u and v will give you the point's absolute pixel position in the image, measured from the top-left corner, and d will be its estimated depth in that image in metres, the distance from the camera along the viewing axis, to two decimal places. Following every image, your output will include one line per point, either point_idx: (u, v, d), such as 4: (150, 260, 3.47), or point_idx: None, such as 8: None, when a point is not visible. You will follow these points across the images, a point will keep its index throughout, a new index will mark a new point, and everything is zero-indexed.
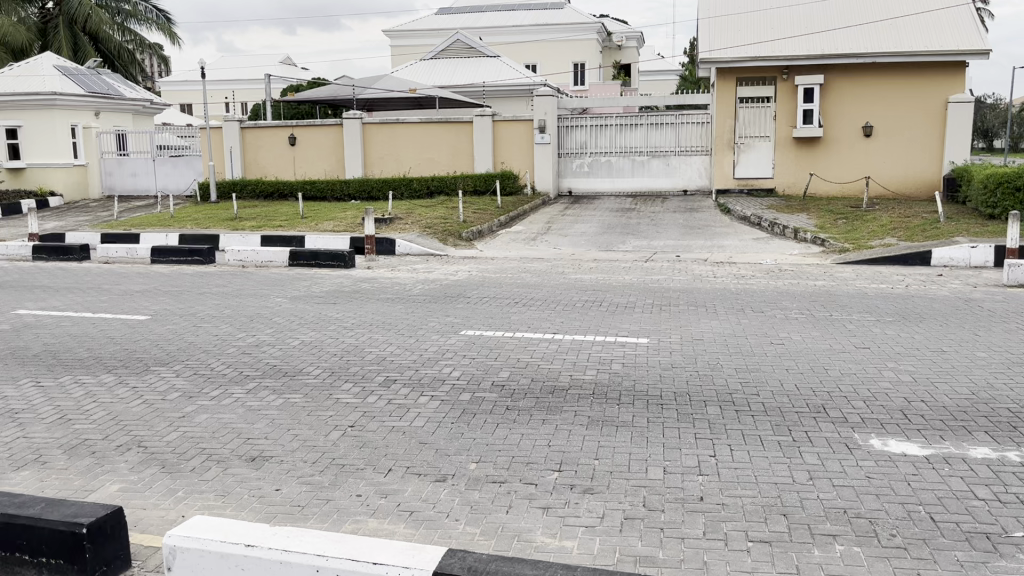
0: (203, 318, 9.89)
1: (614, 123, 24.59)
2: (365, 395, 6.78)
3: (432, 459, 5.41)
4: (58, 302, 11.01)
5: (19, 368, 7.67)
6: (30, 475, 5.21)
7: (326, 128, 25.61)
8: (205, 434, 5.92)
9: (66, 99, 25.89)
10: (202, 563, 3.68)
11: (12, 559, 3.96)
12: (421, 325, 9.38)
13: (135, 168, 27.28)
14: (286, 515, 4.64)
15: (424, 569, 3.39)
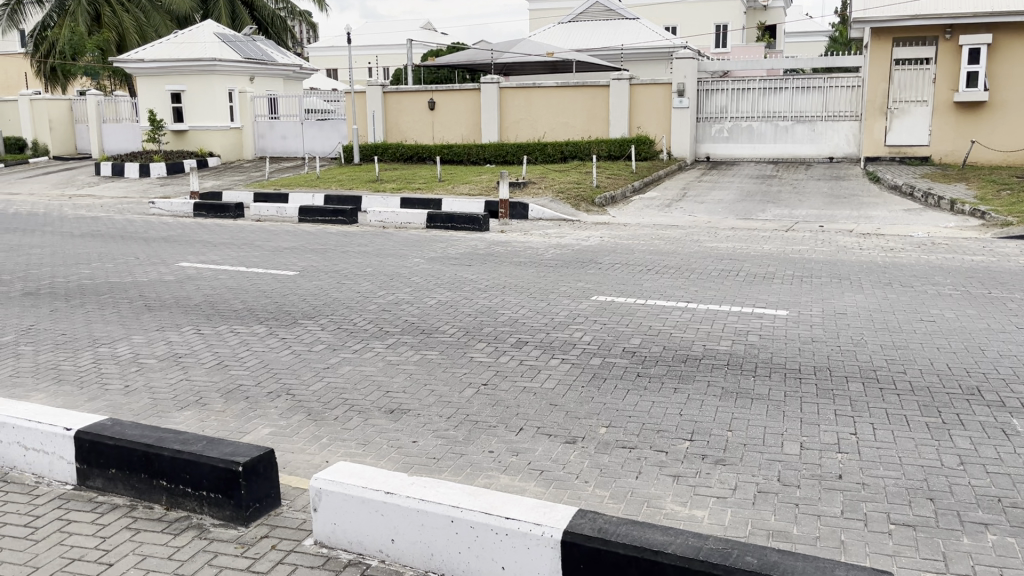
0: (346, 275, 10.31)
1: (757, 87, 23.69)
2: (498, 355, 6.92)
3: (562, 420, 5.48)
4: (216, 256, 11.75)
5: (182, 316, 8.28)
6: (192, 415, 5.63)
7: (463, 93, 25.97)
8: (347, 385, 6.23)
9: (225, 65, 27.27)
10: (345, 507, 3.88)
11: (175, 490, 4.32)
12: (553, 289, 9.43)
13: (285, 131, 28.55)
14: (422, 466, 4.83)
15: (554, 528, 3.46)
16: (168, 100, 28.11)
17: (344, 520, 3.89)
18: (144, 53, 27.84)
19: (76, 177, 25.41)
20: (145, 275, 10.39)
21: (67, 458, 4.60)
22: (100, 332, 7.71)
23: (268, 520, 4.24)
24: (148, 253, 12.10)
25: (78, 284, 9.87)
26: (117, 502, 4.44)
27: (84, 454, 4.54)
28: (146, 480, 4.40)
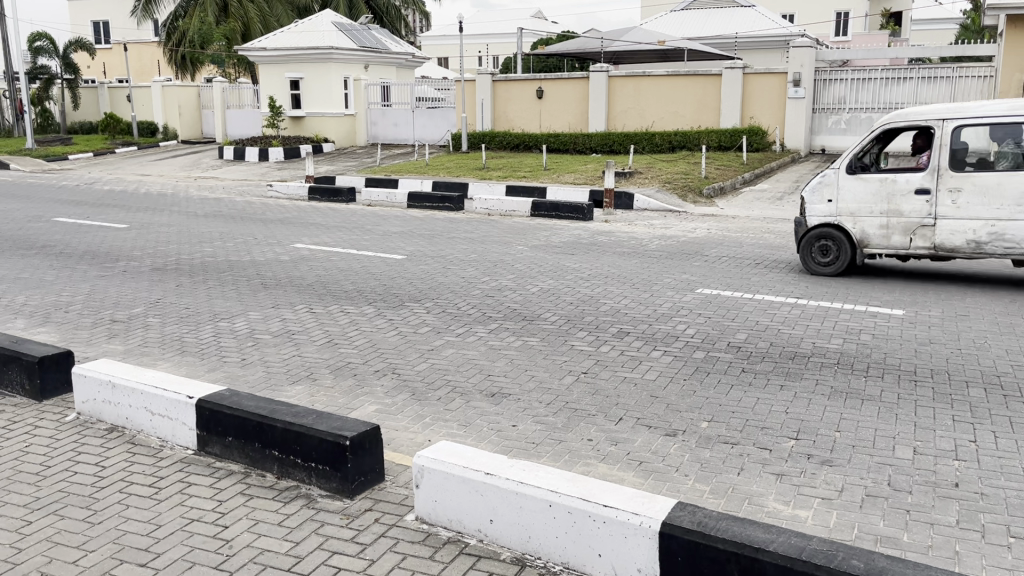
0: (452, 260, 10.47)
1: (878, 77, 22.69)
2: (600, 344, 6.90)
3: (663, 412, 5.42)
4: (329, 239, 12.14)
5: (296, 294, 8.62)
6: (303, 390, 5.87)
7: (572, 82, 25.93)
8: (450, 367, 6.36)
9: (342, 53, 28.06)
10: (446, 485, 3.97)
11: (287, 460, 4.51)
12: (657, 281, 9.31)
13: (397, 119, 29.04)
14: (522, 450, 4.88)
15: (653, 518, 3.44)
16: (287, 87, 29.17)
17: (444, 498, 3.99)
18: (266, 42, 28.93)
19: (201, 160, 26.72)
20: (263, 255, 10.85)
21: (189, 424, 4.87)
22: (221, 308, 8.11)
23: (372, 494, 4.38)
24: (266, 233, 12.63)
25: (201, 261, 10.41)
26: (233, 469, 4.68)
27: (204, 422, 4.80)
28: (259, 449, 4.62)
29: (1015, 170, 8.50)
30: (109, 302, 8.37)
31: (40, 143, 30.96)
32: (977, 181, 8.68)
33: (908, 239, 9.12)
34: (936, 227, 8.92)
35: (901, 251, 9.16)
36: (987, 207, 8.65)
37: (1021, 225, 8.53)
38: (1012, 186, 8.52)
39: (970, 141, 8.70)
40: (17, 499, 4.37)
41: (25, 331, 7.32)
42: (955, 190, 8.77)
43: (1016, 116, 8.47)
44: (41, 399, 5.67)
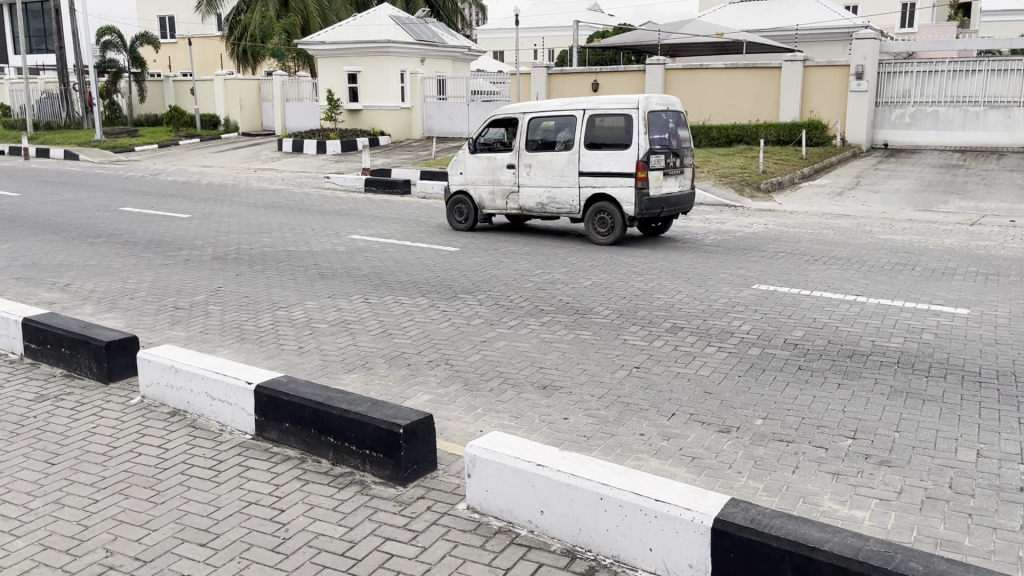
0: (505, 253, 10.51)
1: (946, 69, 22.06)
2: (653, 339, 6.86)
3: (716, 409, 5.37)
4: (384, 230, 12.29)
5: (351, 285, 8.74)
6: (358, 378, 5.97)
7: (627, 75, 25.74)
8: (502, 358, 6.39)
9: (399, 46, 28.32)
10: (497, 476, 4.00)
11: (342, 447, 4.59)
12: (712, 276, 9.21)
13: (452, 112, 29.07)
14: (573, 442, 4.88)
15: (705, 514, 3.42)
16: (345, 80, 29.52)
17: (496, 488, 4.01)
18: (326, 35, 29.33)
19: (261, 152, 27.25)
20: (320, 245, 11.04)
21: (247, 409, 4.98)
22: (278, 297, 8.28)
23: (424, 483, 4.43)
24: (323, 224, 12.83)
25: (260, 251, 10.63)
26: (289, 454, 4.78)
27: (262, 408, 4.91)
28: (315, 435, 4.70)
29: (562, 149, 11.23)
30: (173, 289, 8.61)
31: (108, 134, 31.91)
32: (542, 159, 11.46)
33: (507, 202, 11.95)
34: (519, 193, 11.76)
35: (502, 212, 12.00)
36: (546, 178, 11.46)
37: (565, 192, 11.31)
38: (561, 163, 11.27)
39: (540, 129, 11.48)
40: (85, 477, 4.53)
41: (94, 316, 7.58)
42: (529, 165, 11.56)
43: (567, 111, 11.20)
44: (108, 382, 5.86)
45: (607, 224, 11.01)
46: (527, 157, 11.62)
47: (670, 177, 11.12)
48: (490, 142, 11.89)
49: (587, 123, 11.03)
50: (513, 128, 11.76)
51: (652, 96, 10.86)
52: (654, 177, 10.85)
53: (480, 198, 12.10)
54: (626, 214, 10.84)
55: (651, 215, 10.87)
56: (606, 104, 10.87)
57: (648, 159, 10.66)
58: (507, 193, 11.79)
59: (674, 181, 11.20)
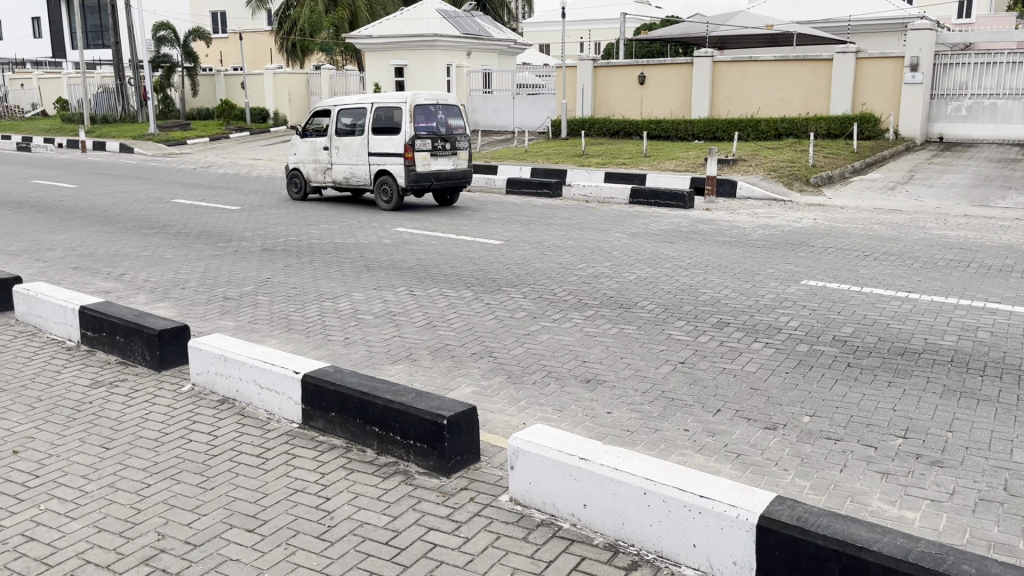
0: (549, 246, 10.49)
1: (1004, 61, 21.39)
2: (698, 334, 6.79)
3: (763, 405, 5.30)
4: (429, 223, 12.34)
5: (396, 277, 8.81)
6: (403, 369, 6.02)
7: (675, 68, 25.51)
8: (546, 352, 6.39)
9: (445, 40, 28.42)
10: (541, 468, 4.00)
11: (387, 437, 4.64)
12: (759, 271, 9.09)
13: (498, 105, 29.14)
14: (617, 437, 4.87)
15: (750, 511, 3.38)
16: (391, 74, 29.71)
17: (540, 480, 4.02)
18: (374, 29, 29.63)
19: None
20: (366, 238, 11.14)
21: (295, 398, 5.06)
22: (325, 288, 8.38)
23: (468, 474, 4.45)
24: (369, 217, 12.94)
25: (307, 243, 10.77)
26: (335, 443, 4.84)
27: (309, 397, 4.98)
28: (361, 424, 4.76)
29: (356, 134, 13.97)
30: (223, 279, 8.77)
31: (161, 128, 32.58)
32: (345, 142, 14.20)
33: (325, 177, 14.68)
34: (332, 170, 14.49)
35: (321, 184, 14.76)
36: (348, 158, 14.19)
37: (361, 168, 14.03)
38: (356, 145, 14.00)
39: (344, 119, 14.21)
40: (138, 462, 4.65)
41: (147, 305, 7.76)
42: (339, 148, 14.30)
43: (360, 103, 13.93)
44: (160, 370, 5.99)
45: (385, 192, 13.75)
46: (337, 141, 14.37)
47: (438, 157, 13.71)
48: (313, 129, 14.56)
49: (373, 112, 13.74)
50: (328, 117, 14.44)
51: (420, 93, 13.53)
52: (421, 157, 13.50)
53: (308, 173, 14.83)
54: (399, 185, 13.58)
55: (419, 186, 13.53)
56: (386, 99, 13.56)
57: (413, 143, 13.32)
58: (323, 169, 14.49)
59: (446, 160, 13.79)
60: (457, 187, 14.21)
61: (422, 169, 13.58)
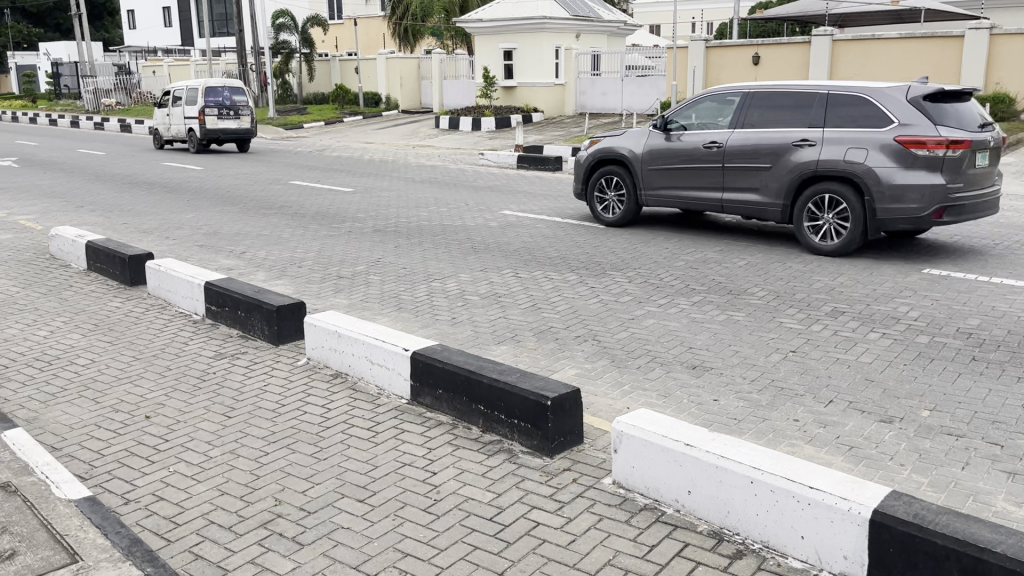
0: (657, 231, 10.36)
1: None
2: (811, 323, 6.58)
3: (878, 397, 5.11)
4: (535, 206, 12.38)
5: (502, 259, 8.89)
6: (508, 350, 6.09)
7: (792, 47, 24.65)
8: (651, 336, 6.33)
9: (555, 22, 28.42)
10: (645, 453, 3.98)
11: (492, 416, 4.71)
12: (878, 259, 8.70)
13: (606, 88, 28.70)
14: (723, 425, 4.79)
15: (863, 505, 3.27)
16: (501, 57, 29.86)
17: (643, 465, 4.00)
18: (484, 12, 29.80)
19: (420, 129, 28.05)
20: (473, 220, 11.29)
21: (404, 374, 5.20)
22: (434, 269, 8.54)
23: (571, 455, 4.48)
24: (476, 200, 13.11)
25: (417, 224, 11.01)
26: (443, 420, 4.95)
27: (418, 373, 5.10)
28: (466, 403, 4.86)
29: (177, 105, 22.21)
30: (337, 259, 9.08)
31: (280, 112, 33.85)
32: (174, 111, 22.36)
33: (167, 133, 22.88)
34: (169, 128, 22.69)
35: (166, 138, 22.91)
36: (174, 120, 22.41)
37: (177, 127, 22.33)
38: (178, 112, 22.21)
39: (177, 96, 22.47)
40: (256, 431, 4.89)
41: (266, 282, 8.11)
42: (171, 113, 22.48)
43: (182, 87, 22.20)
44: (278, 344, 6.27)
45: (191, 140, 21.82)
46: (171, 110, 22.57)
47: (223, 120, 21.71)
48: (162, 102, 22.81)
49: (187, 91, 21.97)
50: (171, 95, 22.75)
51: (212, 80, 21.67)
52: (210, 119, 21.61)
53: (161, 131, 22.92)
54: (198, 135, 21.56)
55: (209, 136, 21.54)
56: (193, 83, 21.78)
57: (203, 110, 21.48)
58: (164, 128, 22.78)
59: (230, 121, 21.80)
60: (242, 139, 22.11)
61: (212, 127, 21.62)
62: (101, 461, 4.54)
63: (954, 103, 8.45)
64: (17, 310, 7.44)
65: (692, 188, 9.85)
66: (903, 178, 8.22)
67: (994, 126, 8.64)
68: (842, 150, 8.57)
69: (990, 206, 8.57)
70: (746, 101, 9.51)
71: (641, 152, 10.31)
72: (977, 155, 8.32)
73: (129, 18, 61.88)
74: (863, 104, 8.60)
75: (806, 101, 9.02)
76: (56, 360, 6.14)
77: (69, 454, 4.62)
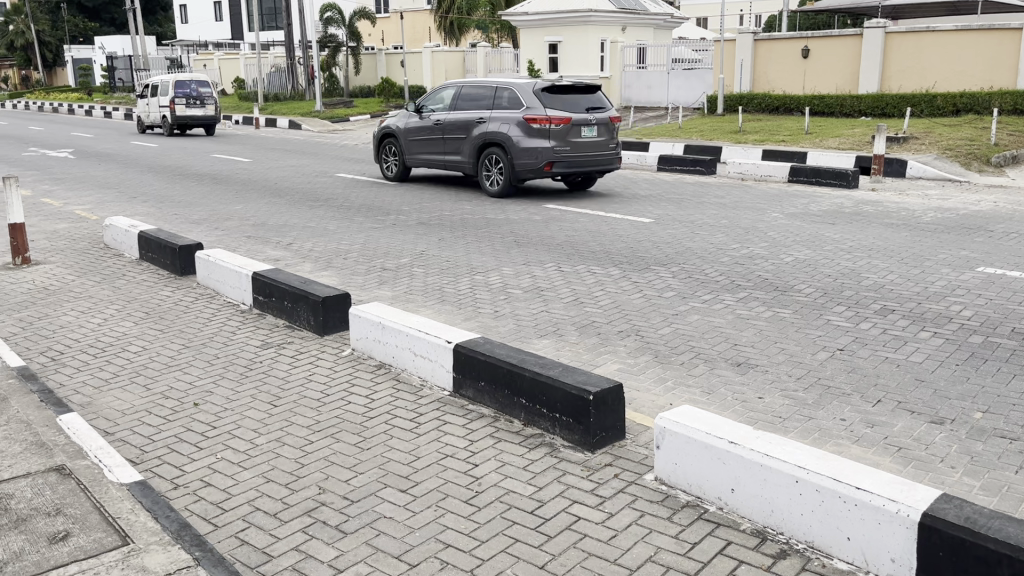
0: (702, 226, 10.26)
1: None
2: (859, 321, 6.47)
3: (928, 398, 5.00)
4: (578, 200, 12.34)
5: (545, 253, 8.88)
6: (551, 344, 6.09)
7: (843, 40, 24.19)
8: (695, 333, 6.27)
9: (601, 15, 28.18)
10: (687, 450, 3.95)
11: (534, 409, 4.72)
12: (929, 257, 8.51)
13: (652, 80, 28.67)
14: (768, 423, 4.73)
15: (912, 507, 3.21)
16: (546, 51, 29.75)
17: (686, 461, 3.97)
18: (529, 5, 29.57)
19: None
20: (516, 214, 11.30)
21: (446, 366, 5.23)
22: (477, 262, 8.56)
23: (613, 451, 4.46)
24: (520, 193, 13.11)
25: (460, 217, 11.06)
26: (485, 412, 4.97)
27: (460, 365, 5.13)
28: (508, 396, 4.86)
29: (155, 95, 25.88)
30: (381, 251, 9.15)
31: (326, 105, 34.25)
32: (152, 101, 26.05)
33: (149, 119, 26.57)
34: (148, 115, 26.43)
35: (149, 124, 26.55)
36: (153, 109, 26.13)
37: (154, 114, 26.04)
38: (156, 102, 25.88)
39: (155, 87, 26.14)
40: (301, 420, 4.95)
41: (312, 273, 8.21)
42: (151, 102, 26.18)
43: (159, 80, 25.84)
44: (324, 334, 6.35)
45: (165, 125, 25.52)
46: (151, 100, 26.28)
47: (191, 108, 25.35)
48: (144, 93, 26.53)
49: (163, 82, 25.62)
50: (151, 87, 26.46)
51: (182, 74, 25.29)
52: (180, 108, 25.26)
53: (143, 117, 26.68)
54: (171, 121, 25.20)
55: (179, 122, 25.21)
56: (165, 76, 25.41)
57: (172, 100, 25.22)
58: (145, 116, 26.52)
59: (196, 108, 25.45)
60: (208, 125, 25.74)
61: (182, 115, 25.28)
62: (151, 446, 4.64)
63: (568, 94, 12.32)
64: (73, 298, 7.64)
65: (432, 153, 13.66)
66: (526, 142, 12.10)
67: (605, 110, 12.46)
68: (497, 125, 12.44)
69: (600, 164, 12.43)
70: (462, 91, 13.30)
71: (405, 127, 14.20)
72: (583, 129, 12.18)
73: (180, 12, 63.03)
74: (513, 94, 12.46)
75: (486, 92, 12.87)
76: (110, 347, 6.30)
77: (120, 440, 4.73)
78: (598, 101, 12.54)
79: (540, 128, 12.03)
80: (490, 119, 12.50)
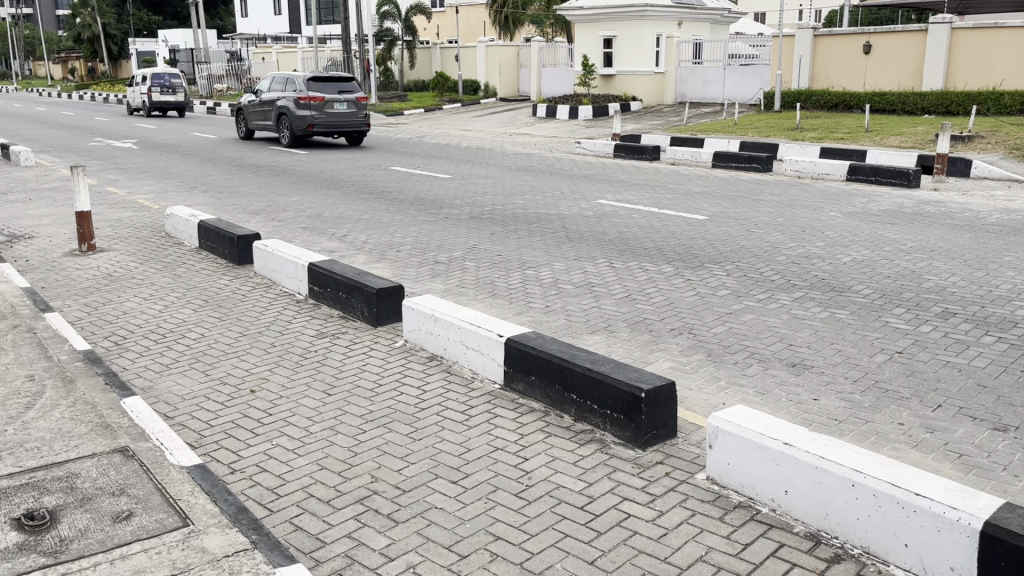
0: (756, 224, 10.11)
1: None
2: (919, 323, 6.31)
3: (991, 404, 4.86)
4: (631, 196, 12.26)
5: (597, 249, 8.85)
6: (602, 340, 6.07)
7: (907, 36, 23.55)
8: (749, 332, 6.20)
9: (657, 10, 27.88)
10: (741, 450, 3.91)
11: (585, 405, 4.71)
12: (994, 259, 8.27)
13: (707, 75, 28.29)
14: (823, 425, 4.66)
15: (974, 515, 3.13)
16: (600, 45, 29.54)
17: (739, 462, 3.93)
18: None
19: (517, 117, 28.19)
20: (568, 208, 11.29)
21: (497, 359, 5.26)
22: (528, 257, 8.56)
23: (664, 449, 4.44)
24: (571, 188, 13.10)
25: (511, 212, 11.09)
26: (535, 406, 4.98)
27: (510, 359, 5.15)
28: (559, 391, 4.87)
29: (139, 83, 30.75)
30: (434, 244, 9.22)
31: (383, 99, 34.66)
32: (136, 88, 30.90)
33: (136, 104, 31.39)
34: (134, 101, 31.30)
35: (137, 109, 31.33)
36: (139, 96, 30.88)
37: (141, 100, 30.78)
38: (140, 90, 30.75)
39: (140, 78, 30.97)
40: (355, 408, 5.03)
41: (366, 265, 8.31)
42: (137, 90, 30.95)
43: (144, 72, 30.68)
44: (377, 325, 6.42)
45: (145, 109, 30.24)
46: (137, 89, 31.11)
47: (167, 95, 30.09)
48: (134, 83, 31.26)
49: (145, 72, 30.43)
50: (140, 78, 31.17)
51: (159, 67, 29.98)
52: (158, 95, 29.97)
53: (134, 102, 31.45)
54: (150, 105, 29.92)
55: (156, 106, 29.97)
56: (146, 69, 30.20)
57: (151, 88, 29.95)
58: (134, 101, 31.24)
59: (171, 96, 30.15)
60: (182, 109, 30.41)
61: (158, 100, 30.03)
62: (209, 430, 4.77)
63: (329, 81, 19.13)
64: (135, 284, 7.87)
65: (259, 121, 20.53)
66: (298, 111, 19.00)
67: (354, 92, 19.22)
68: (284, 101, 19.38)
69: (348, 127, 19.28)
70: (276, 79, 20.12)
71: (249, 104, 21.06)
72: (335, 105, 19.06)
73: (241, 7, 64.46)
74: (293, 81, 19.38)
75: (282, 80, 19.84)
76: (170, 333, 6.47)
77: (181, 423, 4.87)
78: (350, 86, 19.31)
79: (306, 103, 18.94)
80: (282, 97, 19.38)
